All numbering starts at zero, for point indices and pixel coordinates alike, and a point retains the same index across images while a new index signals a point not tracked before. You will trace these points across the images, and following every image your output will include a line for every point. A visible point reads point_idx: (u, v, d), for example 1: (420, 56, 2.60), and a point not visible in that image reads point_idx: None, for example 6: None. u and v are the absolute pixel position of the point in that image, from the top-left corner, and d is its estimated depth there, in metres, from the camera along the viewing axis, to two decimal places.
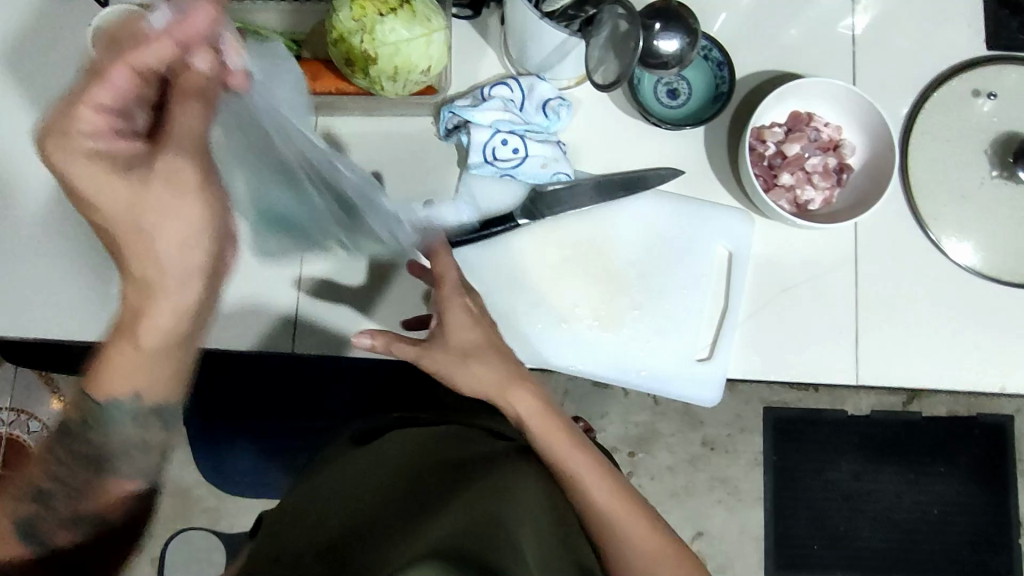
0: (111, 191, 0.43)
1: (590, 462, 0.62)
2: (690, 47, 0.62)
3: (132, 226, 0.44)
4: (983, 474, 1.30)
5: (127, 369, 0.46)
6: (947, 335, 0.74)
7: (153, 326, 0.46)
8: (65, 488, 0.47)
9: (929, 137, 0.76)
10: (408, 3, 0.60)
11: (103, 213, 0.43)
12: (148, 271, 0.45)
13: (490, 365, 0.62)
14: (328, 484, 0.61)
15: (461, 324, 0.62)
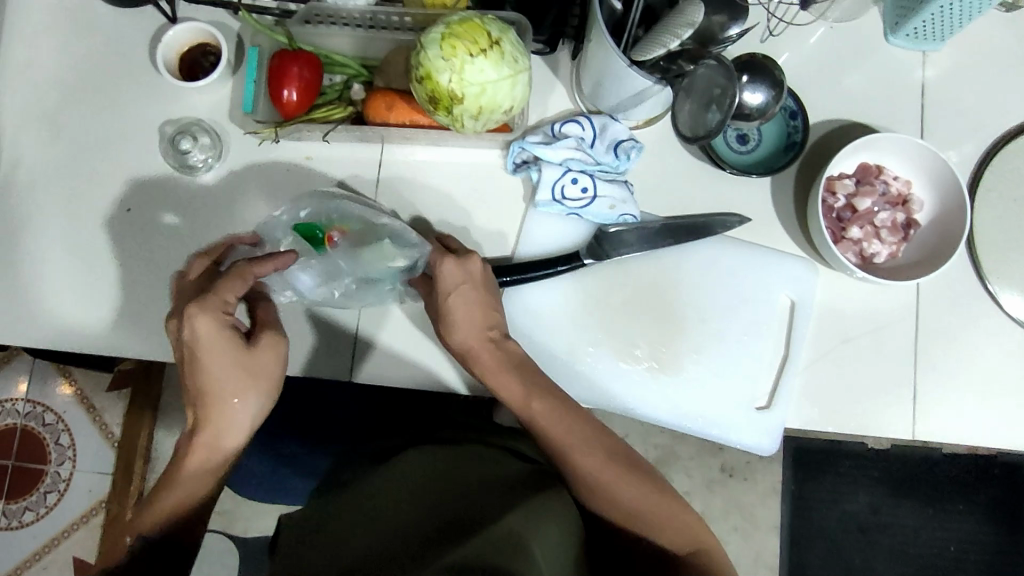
0: (229, 352, 0.56)
1: (570, 422, 0.61)
2: (775, 100, 0.62)
3: (225, 388, 0.56)
4: (1001, 514, 1.31)
5: (174, 498, 0.57)
6: (1000, 392, 0.74)
7: (208, 462, 0.57)
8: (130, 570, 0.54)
9: (995, 192, 0.76)
10: (498, 43, 0.59)
11: (217, 368, 0.56)
12: (225, 420, 0.57)
13: (470, 319, 0.65)
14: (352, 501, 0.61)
15: (445, 292, 0.65)
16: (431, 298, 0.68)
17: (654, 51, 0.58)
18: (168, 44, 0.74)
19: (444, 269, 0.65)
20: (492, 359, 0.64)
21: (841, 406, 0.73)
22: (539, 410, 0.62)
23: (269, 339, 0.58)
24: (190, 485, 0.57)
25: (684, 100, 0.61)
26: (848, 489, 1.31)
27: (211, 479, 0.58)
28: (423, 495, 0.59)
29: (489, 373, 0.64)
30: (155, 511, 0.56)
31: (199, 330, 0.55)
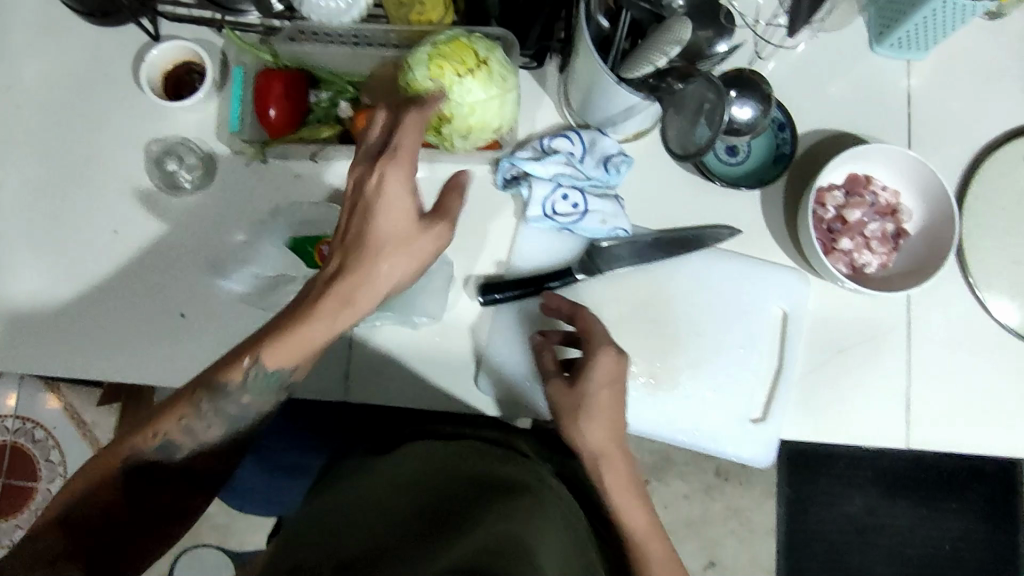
0: (399, 220, 0.51)
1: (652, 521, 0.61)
2: (763, 115, 0.63)
3: (393, 247, 0.51)
4: (995, 515, 1.29)
5: (283, 352, 0.51)
6: (993, 398, 0.74)
7: (312, 340, 0.51)
8: (194, 442, 0.53)
9: (984, 200, 0.76)
10: (486, 62, 0.59)
11: (381, 227, 0.51)
12: (367, 294, 0.52)
13: (608, 425, 0.61)
14: (336, 497, 0.54)
15: (588, 385, 0.62)
16: (556, 382, 0.64)
17: (644, 68, 0.57)
18: (152, 64, 0.73)
19: (602, 364, 0.62)
20: (618, 464, 0.61)
21: (837, 416, 0.73)
22: (628, 506, 0.60)
23: (445, 225, 0.53)
24: (314, 335, 0.51)
25: (673, 113, 0.61)
26: (844, 491, 1.31)
27: (336, 329, 0.52)
28: (409, 493, 0.52)
29: (608, 472, 0.61)
30: (282, 351, 0.50)
31: (396, 176, 0.51)
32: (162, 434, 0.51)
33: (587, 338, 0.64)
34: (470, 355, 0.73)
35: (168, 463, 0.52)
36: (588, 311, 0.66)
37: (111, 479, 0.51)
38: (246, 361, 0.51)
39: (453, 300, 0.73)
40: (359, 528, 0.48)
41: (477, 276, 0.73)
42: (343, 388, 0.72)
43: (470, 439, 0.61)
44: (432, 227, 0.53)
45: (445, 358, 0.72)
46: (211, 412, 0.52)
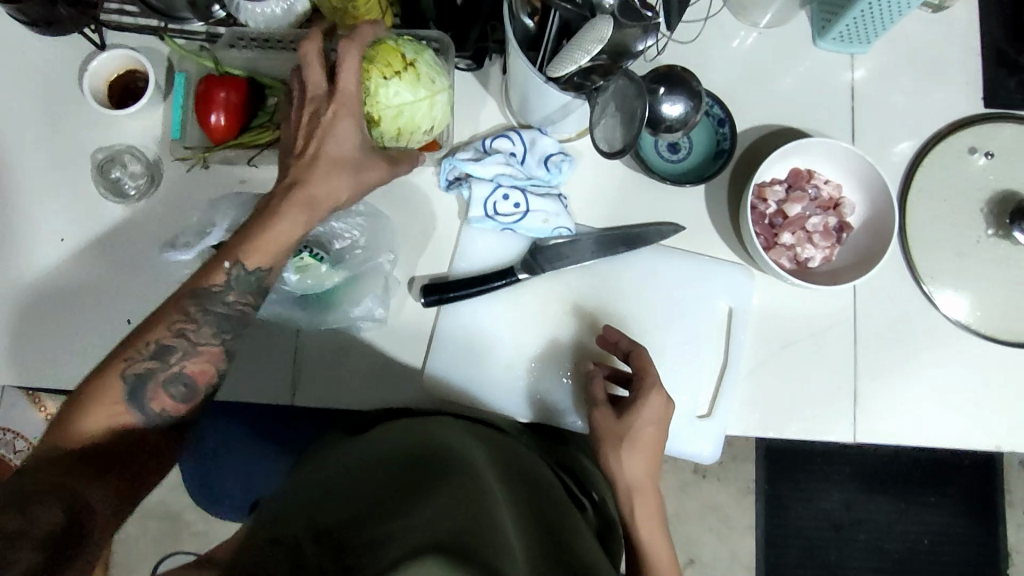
0: (357, 136, 0.58)
1: (667, 548, 0.63)
2: (694, 110, 0.63)
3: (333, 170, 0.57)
4: (975, 506, 1.27)
5: (263, 252, 0.56)
6: (940, 389, 0.74)
7: (279, 238, 0.57)
8: (187, 347, 0.56)
9: (926, 194, 0.77)
10: (413, 64, 0.61)
11: (339, 140, 0.57)
12: (331, 198, 0.58)
13: (647, 462, 0.64)
14: (322, 471, 0.56)
15: (641, 422, 0.64)
16: (604, 411, 0.65)
17: (565, 68, 0.57)
18: (95, 73, 0.73)
19: (652, 404, 0.64)
20: (648, 496, 0.64)
21: (784, 411, 0.73)
22: (654, 537, 0.63)
23: (388, 165, 0.60)
24: (281, 233, 0.57)
25: (608, 109, 0.62)
26: (821, 486, 1.27)
27: (302, 229, 0.58)
28: (392, 467, 0.54)
29: (639, 508, 0.63)
30: (256, 247, 0.56)
31: (348, 109, 0.57)
32: (155, 341, 0.55)
33: (641, 377, 0.65)
34: (417, 356, 0.73)
35: (164, 368, 0.55)
36: (647, 352, 0.67)
37: (112, 388, 0.53)
38: (228, 262, 0.56)
39: (399, 303, 0.73)
40: (338, 502, 0.50)
41: (421, 278, 0.73)
42: (291, 390, 0.72)
43: (454, 421, 0.63)
44: (375, 155, 0.59)
45: (389, 360, 0.72)
46: (196, 313, 0.56)
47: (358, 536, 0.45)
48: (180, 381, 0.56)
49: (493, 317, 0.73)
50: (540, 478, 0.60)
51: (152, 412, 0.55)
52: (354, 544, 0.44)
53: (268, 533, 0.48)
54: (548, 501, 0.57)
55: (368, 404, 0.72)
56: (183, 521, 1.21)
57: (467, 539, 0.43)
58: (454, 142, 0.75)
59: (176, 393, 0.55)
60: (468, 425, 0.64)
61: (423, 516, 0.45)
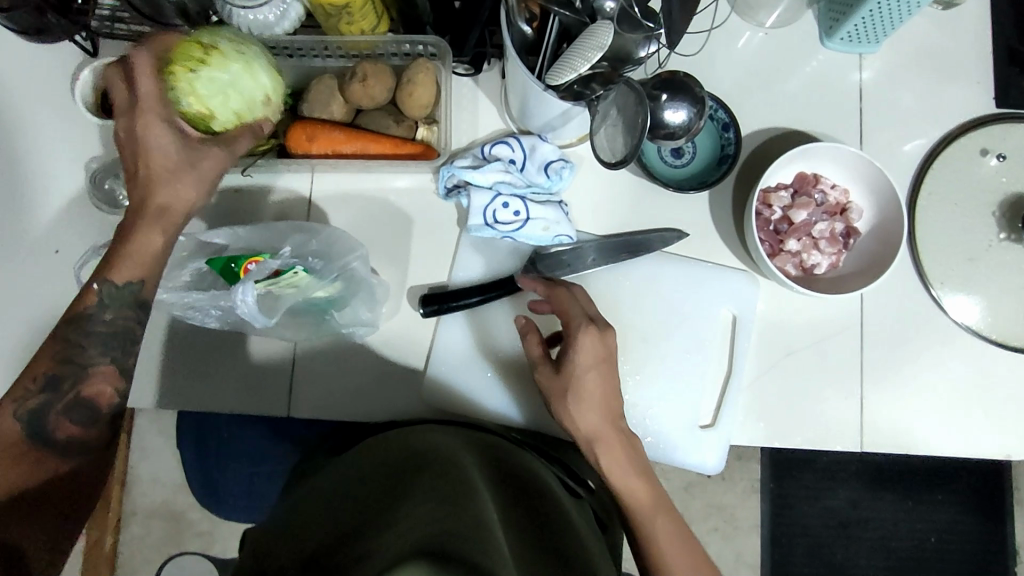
0: (168, 145, 0.53)
1: (648, 490, 0.61)
2: (697, 116, 0.62)
3: (179, 192, 0.54)
4: (983, 504, 1.26)
5: (130, 263, 0.54)
6: (949, 397, 0.73)
7: (141, 248, 0.54)
8: (75, 372, 0.53)
9: (936, 197, 0.75)
10: (216, 48, 0.55)
11: (155, 150, 0.53)
12: (172, 201, 0.54)
13: (598, 408, 0.61)
14: (307, 500, 0.55)
15: (578, 368, 0.61)
16: (544, 368, 0.63)
17: (564, 75, 0.56)
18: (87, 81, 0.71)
19: (589, 345, 0.62)
20: (619, 445, 0.61)
21: (788, 421, 0.72)
22: (634, 484, 0.61)
23: (226, 151, 0.56)
24: (142, 244, 0.54)
25: (612, 115, 0.59)
26: (827, 484, 1.25)
27: (167, 239, 0.55)
28: (368, 484, 0.52)
29: (609, 455, 0.61)
30: (123, 263, 0.54)
31: (149, 119, 0.52)
32: (41, 375, 0.52)
33: (568, 321, 0.63)
34: (416, 367, 0.72)
35: (59, 398, 0.52)
36: (572, 289, 0.65)
37: (9, 432, 0.51)
38: (95, 284, 0.53)
39: (399, 313, 0.72)
40: (329, 523, 0.49)
41: (420, 287, 0.72)
42: (287, 402, 0.71)
43: (421, 428, 0.62)
44: (202, 144, 0.55)
45: (383, 373, 0.72)
46: (79, 332, 0.54)
47: (347, 552, 0.44)
48: (78, 407, 0.53)
49: (489, 325, 0.72)
50: (525, 475, 0.60)
51: (57, 443, 0.52)
52: (342, 562, 0.43)
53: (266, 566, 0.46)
54: (538, 500, 0.57)
55: (366, 415, 0.71)
56: (186, 521, 1.21)
57: (454, 537, 0.42)
58: (453, 149, 0.74)
59: (77, 419, 0.53)
60: (447, 430, 0.63)
61: (410, 523, 0.44)
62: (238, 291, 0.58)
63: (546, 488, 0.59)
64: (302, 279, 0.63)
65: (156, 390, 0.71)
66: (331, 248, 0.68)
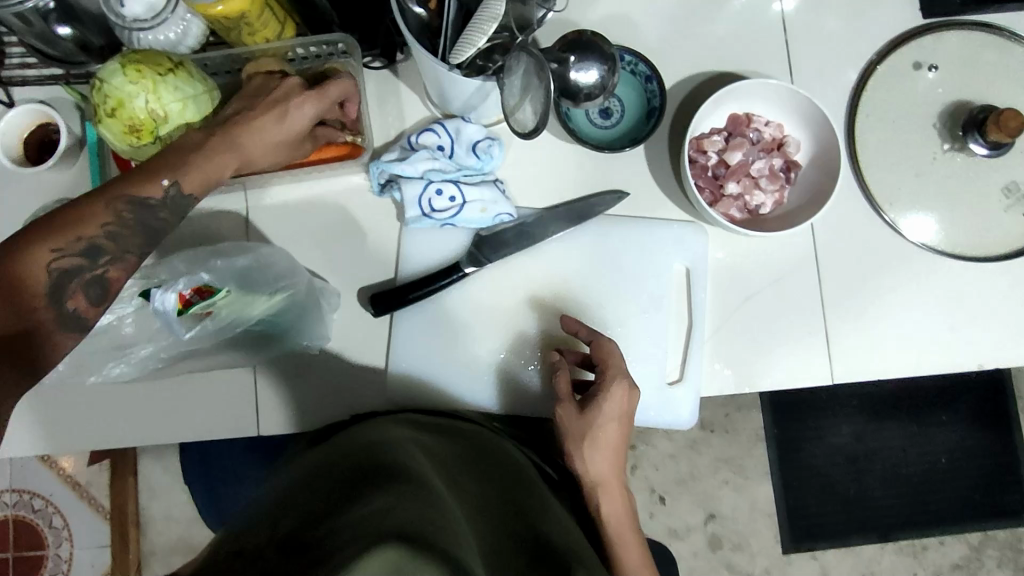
0: (282, 127, 0.61)
1: (636, 536, 0.66)
2: (610, 74, 0.61)
3: (270, 149, 0.62)
4: (987, 418, 1.24)
5: (195, 177, 0.57)
6: (915, 316, 0.72)
7: (205, 169, 0.57)
8: (114, 251, 0.55)
9: (875, 118, 0.74)
10: (182, 64, 0.61)
11: (270, 125, 0.61)
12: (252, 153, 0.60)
13: (610, 455, 0.65)
14: (280, 483, 0.51)
15: (601, 417, 0.64)
16: (567, 407, 0.65)
17: (467, 51, 0.55)
18: (5, 134, 0.71)
19: (616, 397, 0.64)
20: (616, 489, 0.66)
21: (755, 364, 0.71)
22: (624, 531, 0.65)
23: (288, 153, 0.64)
24: (219, 165, 0.58)
25: (534, 85, 0.56)
26: (830, 421, 1.23)
27: (218, 173, 0.59)
28: (346, 461, 0.49)
29: (611, 501, 0.65)
30: (192, 169, 0.57)
31: (283, 107, 0.61)
32: (84, 236, 0.53)
33: (602, 370, 0.66)
34: (378, 367, 0.72)
35: (90, 268, 0.54)
36: (613, 342, 0.67)
37: (34, 276, 0.51)
38: (166, 179, 0.56)
39: (354, 318, 0.71)
40: (292, 507, 0.45)
41: (368, 287, 0.71)
42: (254, 420, 0.70)
43: (402, 418, 0.59)
44: (287, 144, 0.63)
45: (348, 379, 0.71)
46: (129, 216, 0.55)
47: (320, 529, 0.40)
48: (96, 286, 0.54)
49: (445, 315, 0.72)
50: (503, 465, 0.57)
51: (66, 311, 0.53)
52: (312, 540, 0.39)
53: (228, 546, 0.42)
54: (523, 494, 0.53)
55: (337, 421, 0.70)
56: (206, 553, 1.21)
57: (429, 529, 0.39)
58: (379, 145, 0.73)
59: (91, 295, 0.54)
60: (408, 419, 0.59)
61: (382, 504, 0.41)
62: (156, 296, 0.56)
63: (531, 483, 0.56)
64: (234, 298, 0.60)
65: (122, 428, 0.70)
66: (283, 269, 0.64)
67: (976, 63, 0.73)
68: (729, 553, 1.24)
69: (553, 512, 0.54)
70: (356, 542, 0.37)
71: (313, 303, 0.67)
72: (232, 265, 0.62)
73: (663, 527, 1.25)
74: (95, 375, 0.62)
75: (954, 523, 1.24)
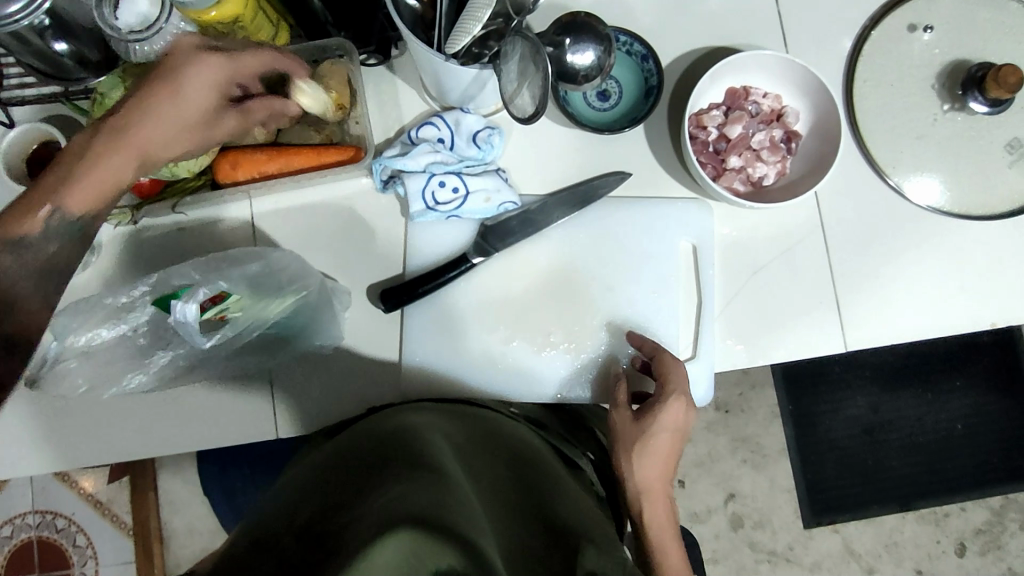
0: (172, 102, 0.50)
1: (679, 546, 0.65)
2: (605, 55, 0.61)
3: (178, 137, 0.52)
4: (1002, 381, 1.23)
5: (75, 185, 0.47)
6: (924, 279, 0.72)
7: (81, 179, 0.47)
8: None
9: (873, 83, 0.73)
10: None
11: (154, 100, 0.49)
12: (149, 144, 0.50)
13: (660, 465, 0.65)
14: (300, 473, 0.51)
15: (656, 426, 0.64)
16: (622, 413, 0.66)
17: (461, 40, 0.55)
18: (10, 153, 0.70)
19: (673, 411, 0.65)
20: (666, 501, 0.65)
21: (768, 337, 0.71)
22: (665, 538, 0.64)
23: (202, 131, 0.54)
24: (118, 176, 0.49)
25: (530, 73, 0.56)
26: (845, 393, 1.23)
27: (120, 179, 0.49)
28: (369, 449, 0.49)
29: (658, 508, 0.65)
30: (79, 188, 0.47)
31: (175, 74, 0.50)
32: None
33: (662, 384, 0.66)
34: (392, 363, 0.72)
35: None
36: (678, 359, 0.67)
37: None
38: (47, 209, 0.47)
39: (366, 315, 0.72)
40: (308, 499, 0.45)
41: (377, 283, 0.72)
42: (274, 422, 0.71)
43: (435, 409, 0.60)
44: (198, 121, 0.53)
45: (363, 377, 0.71)
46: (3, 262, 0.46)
47: (338, 518, 0.40)
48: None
49: (456, 308, 0.72)
50: (516, 445, 0.57)
51: None
52: (332, 529, 0.40)
53: (246, 537, 0.43)
54: (540, 474, 0.54)
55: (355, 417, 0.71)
56: None
57: (449, 513, 0.39)
58: (380, 141, 0.73)
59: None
60: (433, 409, 0.59)
61: (397, 490, 0.41)
62: (178, 306, 0.55)
63: (548, 465, 0.57)
64: (246, 303, 0.61)
65: (142, 437, 0.70)
66: (289, 269, 0.65)
67: (972, 22, 0.73)
68: (751, 531, 1.24)
69: (573, 494, 0.54)
70: (371, 528, 0.37)
71: (322, 304, 0.67)
72: (245, 273, 0.62)
73: (683, 509, 1.25)
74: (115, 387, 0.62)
75: (974, 488, 1.24)
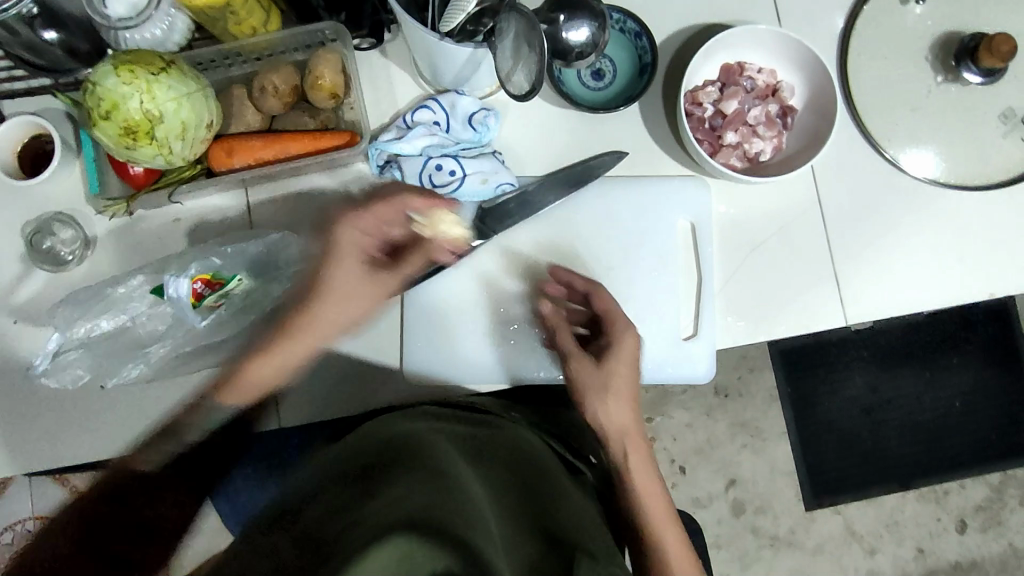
0: (326, 304, 0.63)
1: (664, 498, 0.63)
2: (600, 31, 0.60)
3: (339, 299, 0.63)
4: (999, 357, 1.24)
5: (246, 382, 0.62)
6: (922, 253, 0.73)
7: (254, 378, 0.62)
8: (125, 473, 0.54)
9: (866, 56, 0.73)
10: (174, 63, 0.61)
11: (308, 316, 0.62)
12: (292, 357, 0.63)
13: (624, 409, 0.64)
14: (297, 477, 0.51)
15: (616, 369, 0.64)
16: (580, 361, 0.64)
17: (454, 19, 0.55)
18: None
19: (625, 349, 0.64)
20: (642, 449, 0.64)
21: (769, 314, 0.72)
22: (648, 486, 0.63)
23: (367, 290, 0.64)
24: (266, 369, 0.62)
25: (524, 52, 0.56)
26: (843, 374, 1.24)
27: (275, 370, 0.62)
28: (366, 450, 0.49)
29: (631, 453, 0.63)
30: (237, 390, 0.62)
31: (319, 298, 0.62)
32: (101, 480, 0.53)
33: (610, 324, 0.66)
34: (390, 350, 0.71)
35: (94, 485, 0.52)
36: (615, 296, 0.67)
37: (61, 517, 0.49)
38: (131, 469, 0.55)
39: None
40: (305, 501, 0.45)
41: None
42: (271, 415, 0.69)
43: (430, 409, 0.60)
44: (366, 292, 0.63)
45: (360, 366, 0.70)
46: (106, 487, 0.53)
47: (335, 519, 0.41)
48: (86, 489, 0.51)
49: (454, 293, 0.71)
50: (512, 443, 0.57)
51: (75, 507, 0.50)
52: (329, 533, 0.40)
53: (243, 540, 0.43)
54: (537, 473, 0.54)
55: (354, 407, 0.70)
56: None
57: (445, 514, 0.40)
58: (374, 127, 0.73)
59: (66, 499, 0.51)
60: (428, 409, 0.60)
61: (396, 491, 0.42)
62: (170, 282, 0.63)
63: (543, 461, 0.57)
64: (244, 283, 0.65)
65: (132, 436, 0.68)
66: (287, 254, 0.67)
67: None
68: (754, 515, 1.24)
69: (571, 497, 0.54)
70: (369, 532, 0.38)
71: None
72: (237, 255, 0.66)
73: (686, 497, 1.24)
74: (114, 377, 0.65)
75: (974, 465, 1.25)
